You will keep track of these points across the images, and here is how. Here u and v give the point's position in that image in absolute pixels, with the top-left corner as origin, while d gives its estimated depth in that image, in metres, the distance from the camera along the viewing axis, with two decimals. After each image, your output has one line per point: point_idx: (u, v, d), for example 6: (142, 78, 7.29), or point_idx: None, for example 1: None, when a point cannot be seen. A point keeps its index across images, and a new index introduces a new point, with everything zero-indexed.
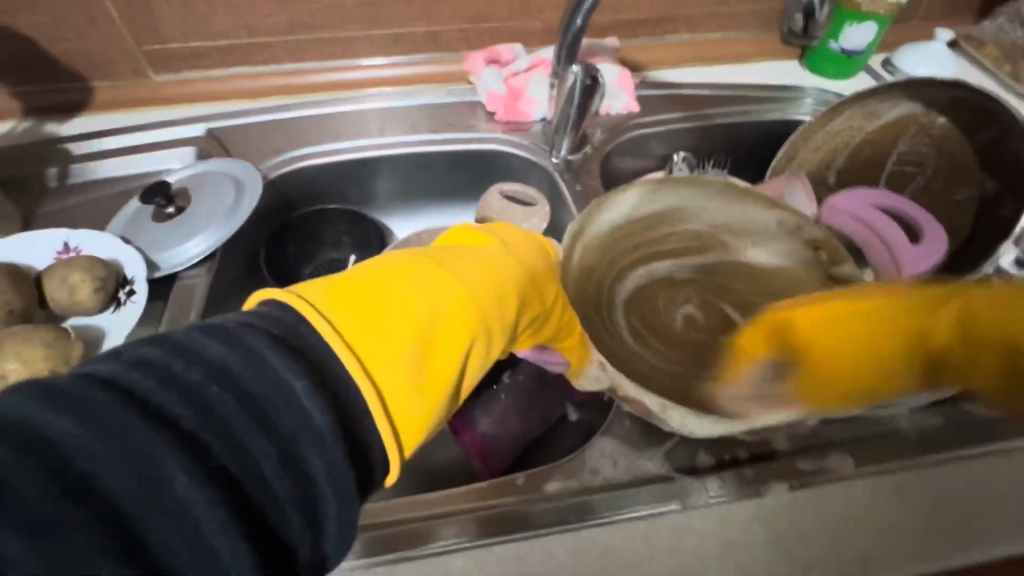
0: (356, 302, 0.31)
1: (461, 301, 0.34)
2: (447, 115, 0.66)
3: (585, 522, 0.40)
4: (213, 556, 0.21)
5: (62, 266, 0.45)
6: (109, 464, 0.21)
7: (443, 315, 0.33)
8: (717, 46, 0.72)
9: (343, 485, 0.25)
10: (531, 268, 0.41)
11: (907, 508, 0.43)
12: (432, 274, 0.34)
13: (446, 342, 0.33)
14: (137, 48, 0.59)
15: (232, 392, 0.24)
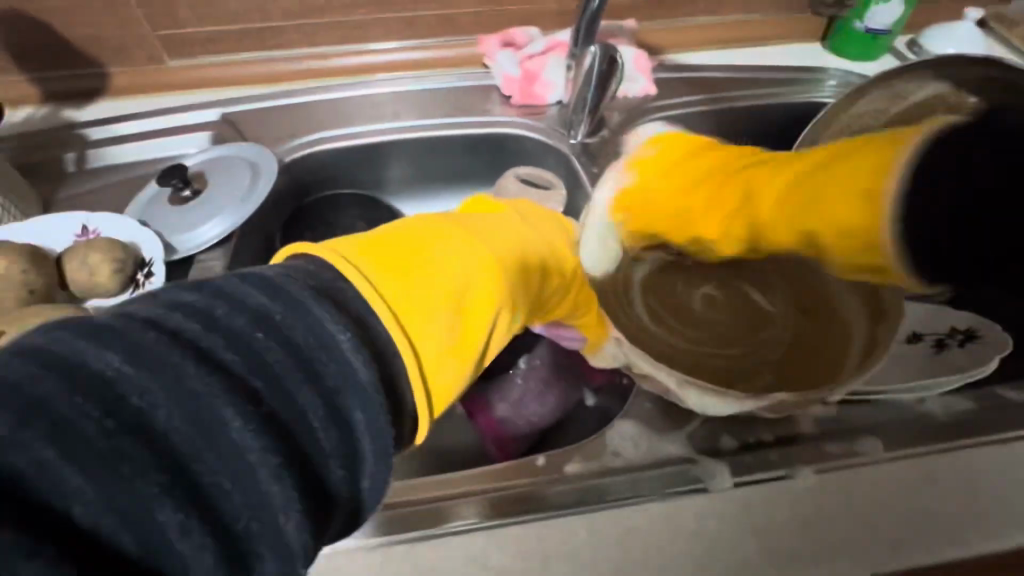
0: (386, 261, 0.30)
1: (489, 269, 0.33)
2: (461, 99, 0.65)
3: (606, 505, 0.35)
4: (267, 509, 0.19)
5: (83, 247, 0.46)
6: (162, 404, 0.19)
7: (473, 283, 0.32)
8: (739, 28, 0.69)
9: (385, 442, 0.24)
10: (554, 239, 0.40)
11: (975, 503, 0.37)
12: (456, 243, 0.34)
13: (475, 309, 0.32)
14: (152, 33, 0.60)
15: (279, 340, 0.22)
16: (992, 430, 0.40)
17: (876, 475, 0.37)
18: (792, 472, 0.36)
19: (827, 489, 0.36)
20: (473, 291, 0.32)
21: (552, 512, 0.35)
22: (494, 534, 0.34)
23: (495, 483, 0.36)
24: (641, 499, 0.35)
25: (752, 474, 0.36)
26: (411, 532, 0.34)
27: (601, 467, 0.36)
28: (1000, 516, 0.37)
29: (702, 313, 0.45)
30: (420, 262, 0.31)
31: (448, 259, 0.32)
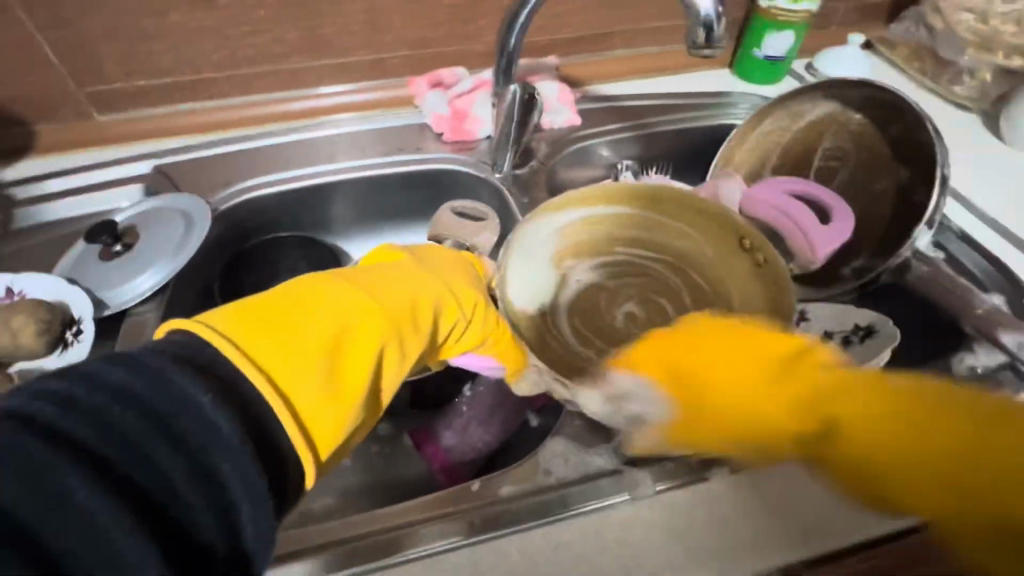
0: (269, 322, 0.32)
1: (372, 311, 0.35)
2: (396, 139, 0.67)
3: (538, 521, 0.37)
4: (120, 561, 0.22)
5: (6, 310, 0.45)
6: (8, 484, 0.21)
7: (355, 328, 0.33)
8: (654, 59, 0.75)
9: (258, 488, 0.26)
10: (452, 279, 0.42)
11: None
12: (344, 290, 0.35)
13: (354, 354, 0.33)
14: (80, 90, 0.61)
15: (137, 410, 0.24)
16: None
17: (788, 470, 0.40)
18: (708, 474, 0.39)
19: (741, 486, 0.39)
20: (354, 336, 0.33)
21: (483, 534, 0.36)
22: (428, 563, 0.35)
23: (432, 513, 0.37)
24: (570, 513, 0.37)
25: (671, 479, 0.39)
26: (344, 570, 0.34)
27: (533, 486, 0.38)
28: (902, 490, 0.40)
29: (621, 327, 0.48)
30: (301, 316, 0.32)
31: (331, 308, 0.34)
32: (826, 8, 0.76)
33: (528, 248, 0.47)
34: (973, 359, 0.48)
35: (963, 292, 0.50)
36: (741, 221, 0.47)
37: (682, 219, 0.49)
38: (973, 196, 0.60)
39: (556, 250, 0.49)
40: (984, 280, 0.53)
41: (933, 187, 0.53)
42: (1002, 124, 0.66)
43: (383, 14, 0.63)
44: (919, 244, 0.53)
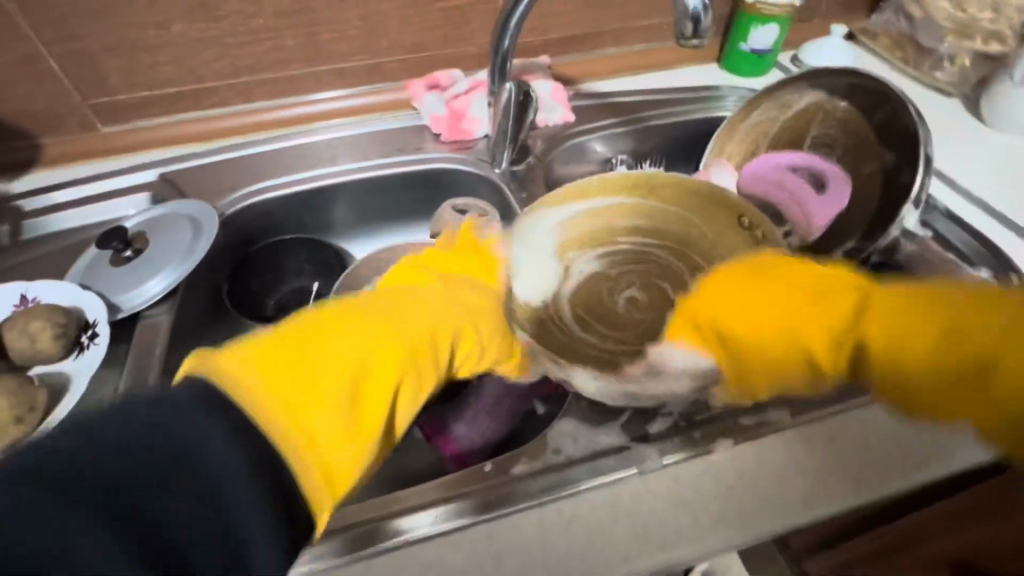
0: (287, 361, 0.32)
1: (388, 349, 0.36)
2: (396, 141, 0.69)
3: (551, 497, 0.38)
4: None
5: (22, 316, 0.47)
6: (28, 536, 0.22)
7: (371, 367, 0.34)
8: (643, 56, 0.77)
9: (270, 539, 0.26)
10: (466, 304, 0.43)
11: (875, 445, 0.42)
12: (361, 327, 0.36)
13: (370, 391, 0.34)
14: (84, 103, 0.62)
15: (153, 455, 0.26)
16: None
17: (788, 440, 0.41)
18: (713, 447, 0.41)
19: (745, 458, 0.41)
20: (372, 375, 0.34)
21: (499, 511, 0.37)
22: (448, 538, 0.36)
23: (449, 491, 0.38)
24: (581, 489, 0.39)
25: (677, 453, 0.40)
26: (368, 548, 0.36)
27: (545, 464, 0.40)
28: (902, 454, 0.42)
29: (623, 311, 0.49)
30: (319, 356, 0.33)
31: (349, 345, 0.35)
32: (808, 2, 0.78)
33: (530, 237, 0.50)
34: None
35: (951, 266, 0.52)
36: (738, 198, 0.50)
37: (682, 205, 0.51)
38: (957, 176, 0.62)
39: (558, 242, 0.51)
40: (970, 256, 0.55)
41: (917, 168, 0.54)
42: (982, 107, 0.68)
43: (379, 19, 0.65)
44: (906, 222, 0.54)
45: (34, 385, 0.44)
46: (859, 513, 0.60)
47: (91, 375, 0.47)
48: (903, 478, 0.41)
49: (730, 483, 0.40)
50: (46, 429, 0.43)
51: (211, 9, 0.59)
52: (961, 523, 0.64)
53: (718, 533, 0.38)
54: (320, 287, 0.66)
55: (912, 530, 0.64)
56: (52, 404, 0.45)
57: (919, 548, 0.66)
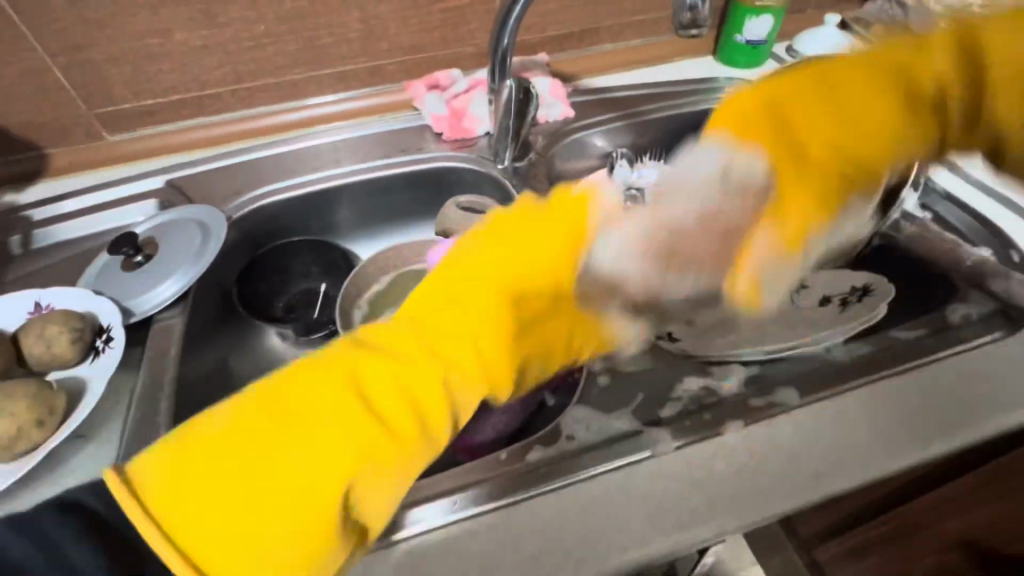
0: (213, 474, 0.26)
1: (343, 452, 0.27)
2: (398, 141, 0.70)
3: (566, 482, 0.39)
4: None
5: (38, 322, 0.47)
6: None
7: (309, 477, 0.26)
8: (640, 51, 0.77)
9: None
10: (470, 355, 0.30)
11: (885, 421, 0.42)
12: (305, 423, 0.27)
13: (310, 524, 0.26)
14: (90, 112, 0.63)
15: None
16: (893, 358, 0.45)
17: (798, 420, 0.42)
18: (724, 428, 0.41)
19: (756, 438, 0.41)
20: (307, 501, 0.26)
21: (515, 497, 0.38)
22: (467, 525, 0.37)
23: (466, 479, 0.39)
24: (595, 473, 0.39)
25: (687, 436, 0.41)
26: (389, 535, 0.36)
27: (559, 450, 0.41)
28: (913, 429, 0.42)
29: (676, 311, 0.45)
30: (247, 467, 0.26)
31: (290, 447, 0.27)
32: None
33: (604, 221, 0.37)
34: (967, 308, 0.49)
35: (951, 249, 0.54)
36: None
37: None
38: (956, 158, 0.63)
39: None
40: (969, 235, 0.55)
41: None
42: None
43: (378, 22, 0.65)
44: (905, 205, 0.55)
45: (53, 389, 0.44)
46: (869, 496, 0.60)
47: (108, 375, 0.47)
48: (915, 454, 0.41)
49: (742, 464, 0.40)
50: (65, 431, 0.43)
51: (213, 16, 0.60)
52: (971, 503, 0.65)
53: (732, 512, 0.38)
54: (327, 289, 0.67)
55: (924, 512, 0.65)
56: (71, 408, 0.45)
57: (932, 529, 0.66)
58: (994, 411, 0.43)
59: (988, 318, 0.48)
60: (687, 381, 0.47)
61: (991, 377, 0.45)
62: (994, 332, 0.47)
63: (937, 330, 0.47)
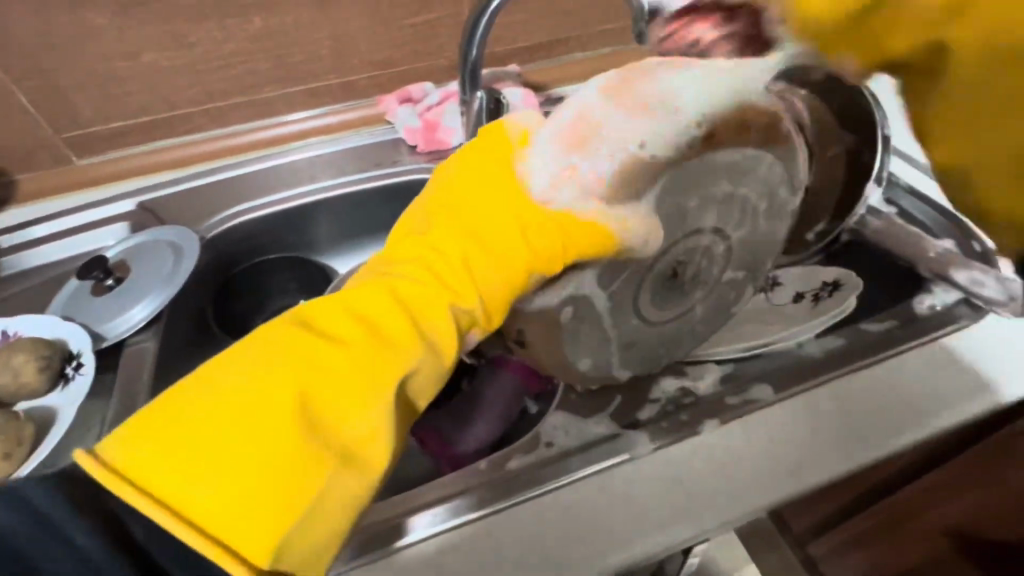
0: (171, 430, 0.26)
1: (302, 373, 0.27)
2: (373, 155, 0.70)
3: (546, 488, 0.39)
4: None
5: (5, 351, 0.46)
6: None
7: (271, 394, 0.27)
8: (610, 59, 0.79)
9: None
10: (411, 271, 0.32)
11: (858, 413, 0.43)
12: (251, 365, 0.27)
13: (292, 447, 0.26)
14: (57, 136, 0.62)
15: None
16: (864, 350, 0.46)
17: (772, 416, 0.43)
18: (700, 428, 0.42)
19: (733, 436, 0.42)
20: (268, 424, 0.26)
21: (496, 506, 0.38)
22: (449, 536, 0.37)
23: (450, 488, 0.39)
24: (575, 478, 0.39)
25: (667, 437, 0.41)
26: (371, 550, 0.36)
27: (539, 457, 0.41)
28: (884, 420, 0.43)
29: (679, 292, 0.42)
30: (205, 410, 0.26)
31: (244, 378, 0.27)
32: None
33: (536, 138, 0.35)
34: (935, 297, 0.50)
35: (916, 239, 0.54)
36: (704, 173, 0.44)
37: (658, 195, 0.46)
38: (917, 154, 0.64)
39: None
40: (933, 228, 0.57)
41: (877, 147, 0.57)
42: None
43: (349, 39, 0.66)
44: (871, 201, 0.58)
45: (20, 418, 0.43)
46: (852, 487, 0.61)
47: (78, 402, 0.46)
48: (888, 443, 0.42)
49: (716, 459, 0.41)
50: (33, 462, 0.43)
51: (182, 37, 0.60)
52: (954, 491, 0.65)
53: (713, 510, 0.38)
54: None
55: (909, 501, 0.66)
56: (40, 437, 0.45)
57: (920, 519, 0.66)
58: (960, 398, 0.44)
59: (953, 307, 0.50)
60: (664, 382, 0.46)
61: (956, 364, 0.46)
62: (961, 324, 0.48)
63: (904, 321, 0.49)
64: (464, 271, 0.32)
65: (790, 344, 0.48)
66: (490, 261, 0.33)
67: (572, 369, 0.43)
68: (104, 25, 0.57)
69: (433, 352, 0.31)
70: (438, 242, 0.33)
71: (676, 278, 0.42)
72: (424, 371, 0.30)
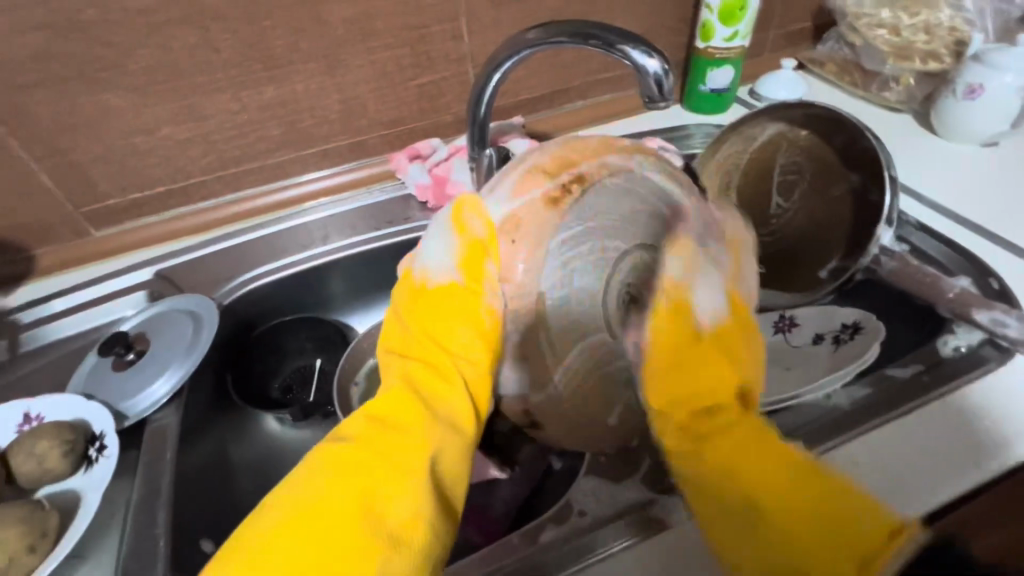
0: (250, 548, 0.29)
1: (349, 471, 0.32)
2: (386, 212, 0.72)
3: (583, 564, 0.39)
4: None
5: (30, 437, 0.46)
6: None
7: (325, 495, 0.31)
8: (610, 105, 0.80)
9: None
10: (403, 372, 0.39)
11: (897, 459, 0.43)
12: (307, 475, 0.32)
13: (350, 535, 0.29)
14: (77, 211, 0.63)
15: None
16: (895, 398, 0.46)
17: None
18: None
19: None
20: (327, 521, 0.29)
21: None
22: None
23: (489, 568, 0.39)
24: (611, 552, 0.39)
25: None
26: None
27: (573, 529, 0.41)
28: (934, 460, 0.43)
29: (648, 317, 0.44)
30: (275, 523, 0.30)
31: (302, 485, 0.31)
32: (755, 41, 0.84)
33: (439, 220, 0.42)
34: (956, 339, 0.50)
35: (933, 279, 0.53)
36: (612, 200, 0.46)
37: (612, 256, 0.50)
38: (920, 188, 0.66)
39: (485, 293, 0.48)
40: (949, 265, 0.57)
41: (884, 188, 0.58)
42: (933, 121, 0.73)
43: (357, 102, 0.68)
44: (882, 240, 0.57)
45: (45, 508, 0.43)
46: None
47: (103, 487, 0.46)
48: (928, 494, 0.41)
49: None
50: (60, 553, 0.41)
51: (197, 110, 0.61)
52: None
53: None
54: (322, 364, 0.67)
55: None
56: (63, 528, 0.43)
57: None
58: (996, 444, 0.44)
59: (979, 348, 0.49)
60: None
61: (987, 409, 0.46)
62: (991, 366, 0.48)
63: (931, 362, 0.49)
64: (448, 359, 0.39)
65: (816, 395, 0.47)
66: (451, 349, 0.39)
67: (603, 429, 0.45)
68: (122, 103, 0.58)
69: (451, 428, 0.37)
70: (424, 343, 0.40)
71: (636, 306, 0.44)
72: (445, 448, 0.35)
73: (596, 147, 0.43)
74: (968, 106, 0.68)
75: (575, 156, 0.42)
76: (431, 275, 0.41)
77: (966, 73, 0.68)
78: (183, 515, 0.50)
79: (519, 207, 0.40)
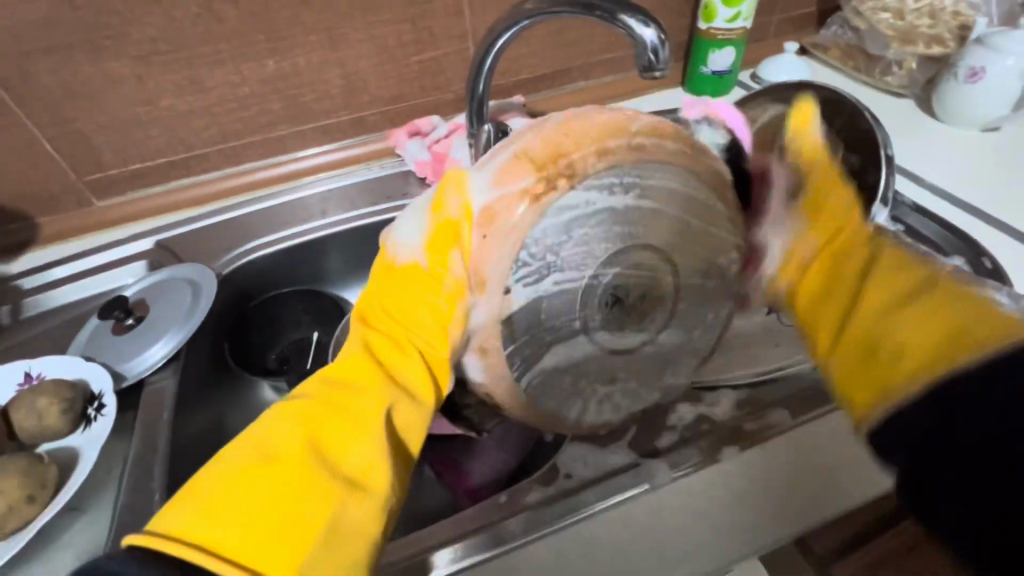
0: (217, 492, 0.30)
1: (312, 425, 0.33)
2: (384, 188, 0.72)
3: (563, 522, 0.40)
4: None
5: (30, 394, 0.47)
6: None
7: (287, 445, 0.32)
8: (611, 87, 0.80)
9: None
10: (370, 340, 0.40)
11: None
12: (272, 426, 0.33)
13: (309, 479, 0.31)
14: (80, 180, 0.64)
15: None
16: None
17: (790, 441, 0.44)
18: (720, 456, 0.43)
19: (753, 463, 0.43)
20: (287, 468, 0.31)
21: (514, 542, 0.38)
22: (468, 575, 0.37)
23: (474, 522, 0.40)
24: (595, 510, 0.40)
25: (684, 465, 0.43)
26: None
27: (559, 489, 0.42)
28: None
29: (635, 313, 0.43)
30: (242, 470, 0.31)
31: (267, 432, 0.33)
32: (760, 23, 0.83)
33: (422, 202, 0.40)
34: None
35: None
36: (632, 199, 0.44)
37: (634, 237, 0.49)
38: (919, 172, 0.66)
39: None
40: (943, 246, 0.57)
41: (880, 169, 0.58)
42: (933, 106, 0.72)
43: (358, 77, 0.68)
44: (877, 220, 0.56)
45: (43, 461, 0.43)
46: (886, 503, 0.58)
47: (99, 444, 0.47)
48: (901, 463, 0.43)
49: (716, 484, 0.42)
50: (58, 504, 0.42)
51: (199, 82, 0.62)
52: None
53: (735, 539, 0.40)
54: (319, 337, 0.68)
55: None
56: (61, 482, 0.44)
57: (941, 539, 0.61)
58: None
59: None
60: (681, 411, 0.48)
61: None
62: None
63: None
64: (412, 333, 0.39)
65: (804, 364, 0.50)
66: (413, 325, 0.39)
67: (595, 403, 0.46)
68: (125, 73, 0.59)
69: (409, 395, 0.38)
70: (389, 316, 0.40)
71: (620, 303, 0.42)
72: (402, 406, 0.37)
73: (603, 125, 0.37)
74: (971, 90, 0.67)
75: (568, 143, 0.36)
76: (399, 252, 0.39)
77: (968, 57, 0.67)
78: (178, 474, 0.51)
79: (496, 199, 0.36)
